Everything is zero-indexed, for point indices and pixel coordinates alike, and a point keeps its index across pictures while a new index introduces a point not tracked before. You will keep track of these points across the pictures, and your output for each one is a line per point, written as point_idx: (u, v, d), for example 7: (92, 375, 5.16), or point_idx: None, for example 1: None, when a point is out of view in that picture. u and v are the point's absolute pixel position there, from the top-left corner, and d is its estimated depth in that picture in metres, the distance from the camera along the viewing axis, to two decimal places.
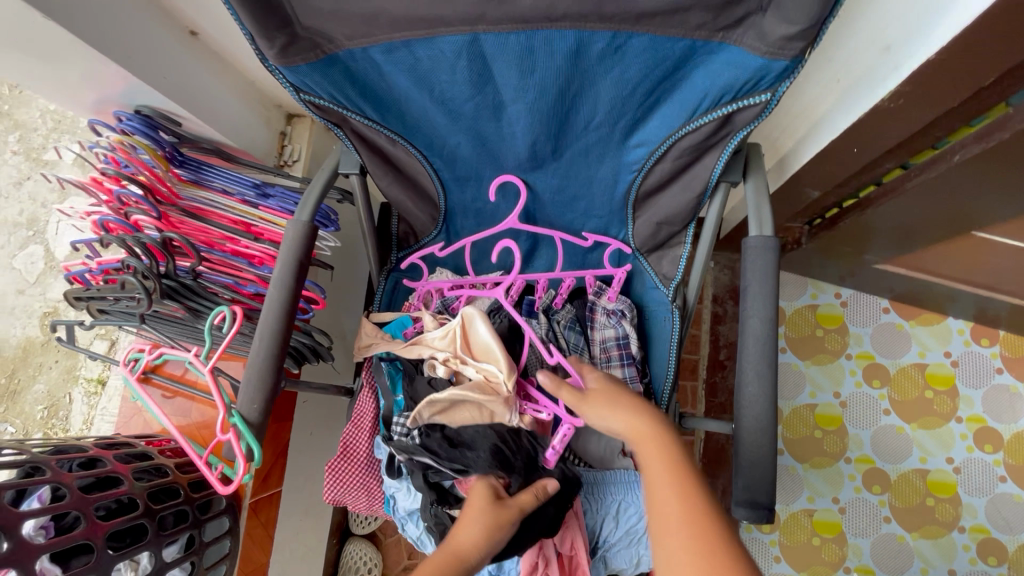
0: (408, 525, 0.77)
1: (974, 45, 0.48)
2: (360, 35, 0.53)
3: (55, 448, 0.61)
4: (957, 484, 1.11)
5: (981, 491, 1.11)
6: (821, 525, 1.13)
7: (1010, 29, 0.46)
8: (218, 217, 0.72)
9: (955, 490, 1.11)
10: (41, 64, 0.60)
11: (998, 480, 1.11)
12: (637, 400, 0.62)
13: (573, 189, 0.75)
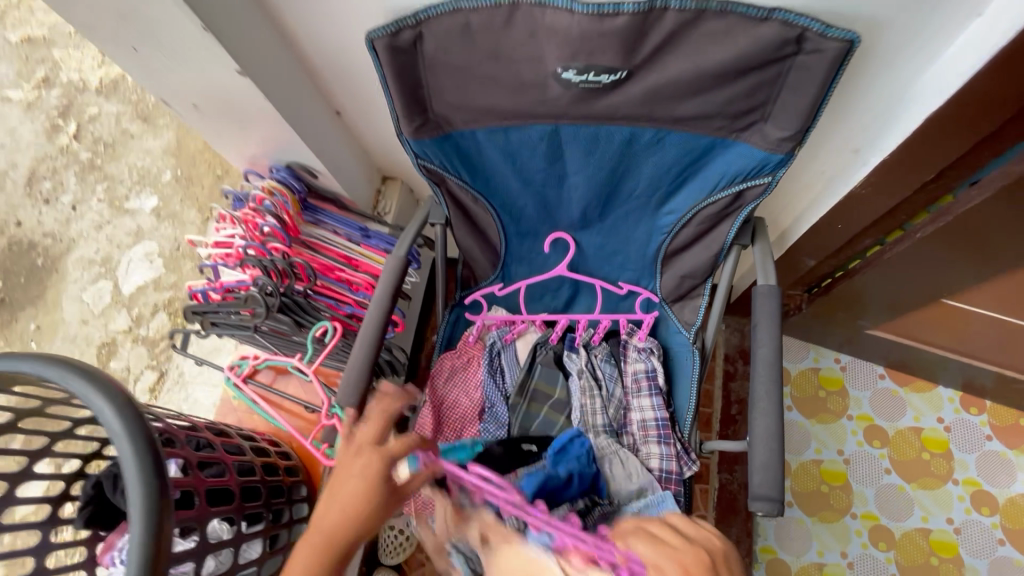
0: None
1: (916, 151, 0.67)
2: (472, 121, 0.74)
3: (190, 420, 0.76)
4: (959, 545, 1.18)
5: (982, 554, 1.17)
6: None
7: (937, 142, 0.65)
8: (329, 253, 0.90)
9: (957, 550, 1.18)
10: (229, 127, 0.79)
11: (997, 543, 1.18)
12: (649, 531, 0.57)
13: (613, 246, 0.93)
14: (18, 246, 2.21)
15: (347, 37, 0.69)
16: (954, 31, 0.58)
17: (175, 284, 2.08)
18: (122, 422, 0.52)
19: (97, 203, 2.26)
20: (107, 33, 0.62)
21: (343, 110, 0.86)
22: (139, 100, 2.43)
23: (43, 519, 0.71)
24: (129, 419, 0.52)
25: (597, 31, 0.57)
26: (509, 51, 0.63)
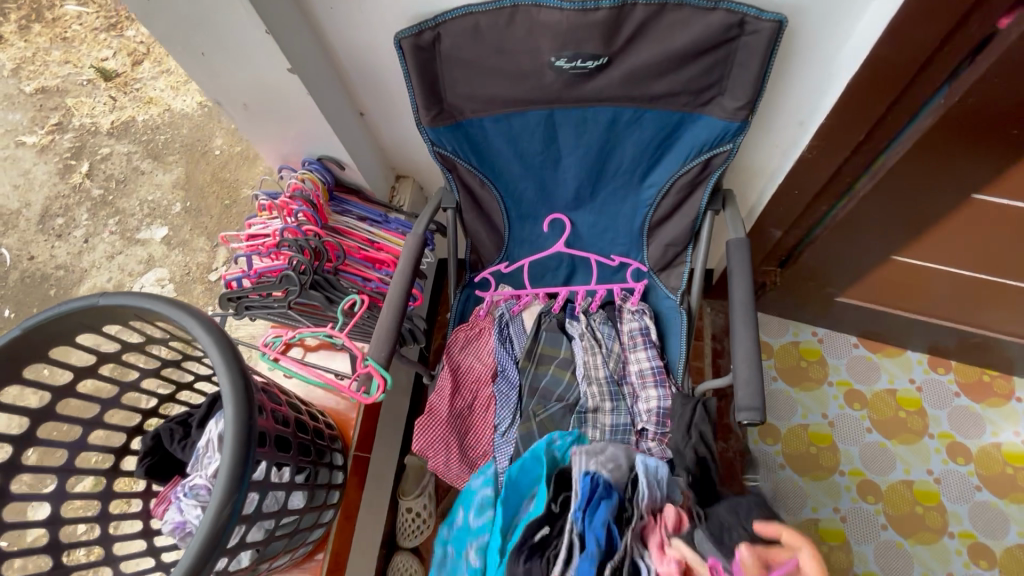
0: None
1: (846, 117, 0.82)
2: (480, 109, 0.87)
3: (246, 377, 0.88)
4: (940, 493, 1.27)
5: (962, 500, 1.26)
6: (827, 533, 1.25)
7: (862, 108, 0.80)
8: (354, 237, 1.02)
9: (939, 499, 1.27)
10: (271, 126, 0.92)
11: (975, 489, 1.27)
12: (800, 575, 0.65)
13: (604, 222, 1.06)
14: (31, 280, 2.29)
15: (374, 44, 0.84)
16: (861, 15, 0.73)
17: None
18: (210, 335, 0.64)
19: (109, 237, 2.36)
20: (182, 41, 0.75)
21: (366, 111, 0.99)
22: (149, 140, 2.58)
23: (107, 467, 0.78)
24: (215, 333, 0.64)
25: (581, 24, 0.72)
26: (511, 46, 0.77)
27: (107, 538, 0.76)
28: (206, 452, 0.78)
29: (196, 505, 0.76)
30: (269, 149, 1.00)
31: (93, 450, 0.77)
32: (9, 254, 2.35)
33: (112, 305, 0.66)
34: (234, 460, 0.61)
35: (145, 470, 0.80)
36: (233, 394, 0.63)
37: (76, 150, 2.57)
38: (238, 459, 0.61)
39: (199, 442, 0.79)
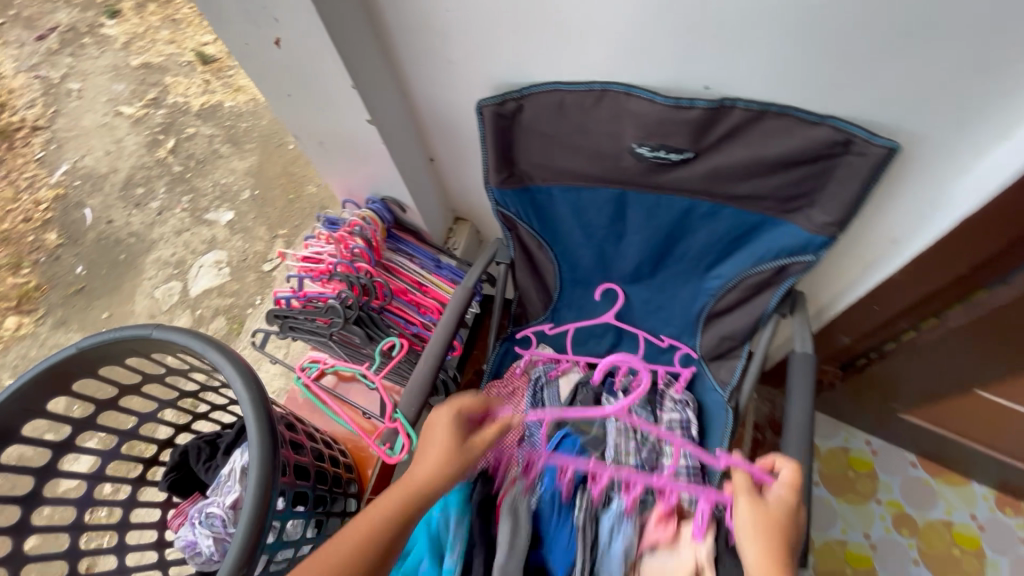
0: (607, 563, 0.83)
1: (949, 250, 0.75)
2: (551, 179, 0.85)
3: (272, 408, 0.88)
4: None
5: None
6: None
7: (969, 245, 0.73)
8: (404, 277, 1.02)
9: None
10: (343, 163, 0.93)
11: None
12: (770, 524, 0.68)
13: (659, 302, 1.02)
14: (105, 242, 2.44)
15: (454, 103, 0.83)
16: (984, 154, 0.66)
17: (236, 292, 2.23)
18: (247, 389, 0.64)
19: (180, 213, 2.49)
20: (271, 81, 0.77)
21: (437, 157, 0.98)
22: (232, 126, 2.71)
23: (134, 476, 0.80)
24: (252, 389, 0.64)
25: (672, 118, 0.69)
26: (592, 126, 0.74)
27: (123, 549, 0.77)
28: (228, 479, 0.78)
29: (210, 536, 0.75)
30: (338, 182, 1.02)
31: (125, 458, 0.78)
32: (90, 215, 2.51)
33: (163, 339, 0.67)
34: (249, 525, 0.59)
35: (168, 483, 0.81)
36: (259, 457, 0.62)
37: (166, 127, 2.73)
38: (251, 524, 0.60)
39: (222, 472, 0.79)
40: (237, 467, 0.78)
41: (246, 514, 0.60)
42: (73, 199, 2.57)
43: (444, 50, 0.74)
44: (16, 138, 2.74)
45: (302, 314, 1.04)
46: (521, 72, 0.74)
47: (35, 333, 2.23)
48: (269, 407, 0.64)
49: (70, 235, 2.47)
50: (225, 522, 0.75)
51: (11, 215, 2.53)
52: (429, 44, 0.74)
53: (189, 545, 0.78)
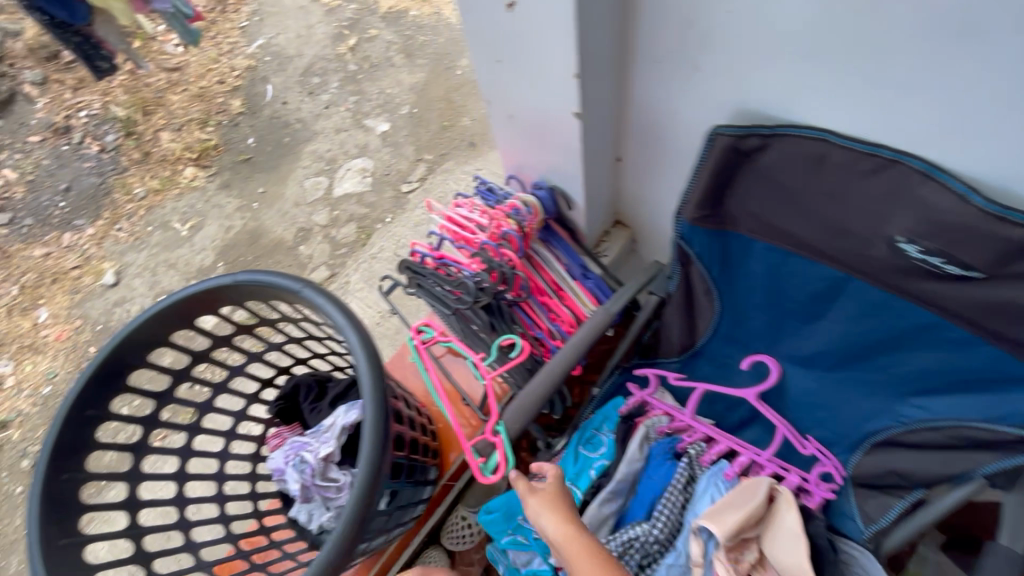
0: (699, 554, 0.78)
1: None
2: (759, 233, 0.70)
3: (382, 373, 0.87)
4: None
5: None
6: None
7: None
8: (545, 275, 0.94)
9: None
10: (525, 140, 0.83)
11: None
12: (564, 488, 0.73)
13: (822, 399, 0.85)
14: (277, 122, 2.62)
15: (679, 113, 0.69)
16: None
17: (372, 204, 2.31)
18: (372, 385, 0.57)
19: (344, 111, 2.58)
20: (485, 40, 0.67)
21: (625, 160, 0.84)
22: (410, 37, 2.71)
23: (248, 393, 0.82)
24: (375, 382, 0.57)
25: (983, 228, 0.50)
26: (851, 198, 0.57)
27: (224, 457, 0.80)
28: (327, 431, 0.79)
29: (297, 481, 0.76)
30: (509, 155, 0.92)
31: (246, 376, 0.80)
32: (270, 92, 2.70)
33: (309, 300, 0.62)
34: (345, 529, 0.55)
35: (275, 408, 0.85)
36: (366, 459, 0.56)
37: (352, 23, 2.80)
38: (348, 529, 0.55)
39: (324, 425, 0.80)
40: (338, 426, 0.78)
41: (345, 516, 0.55)
42: (260, 73, 2.76)
43: (697, 54, 0.60)
44: (228, 4, 2.96)
45: (432, 276, 1.00)
46: (784, 105, 0.58)
47: (204, 187, 2.49)
48: (387, 406, 0.58)
49: (250, 107, 2.68)
50: (314, 473, 0.76)
51: (209, 74, 2.79)
52: (681, 43, 0.59)
53: (279, 471, 0.81)
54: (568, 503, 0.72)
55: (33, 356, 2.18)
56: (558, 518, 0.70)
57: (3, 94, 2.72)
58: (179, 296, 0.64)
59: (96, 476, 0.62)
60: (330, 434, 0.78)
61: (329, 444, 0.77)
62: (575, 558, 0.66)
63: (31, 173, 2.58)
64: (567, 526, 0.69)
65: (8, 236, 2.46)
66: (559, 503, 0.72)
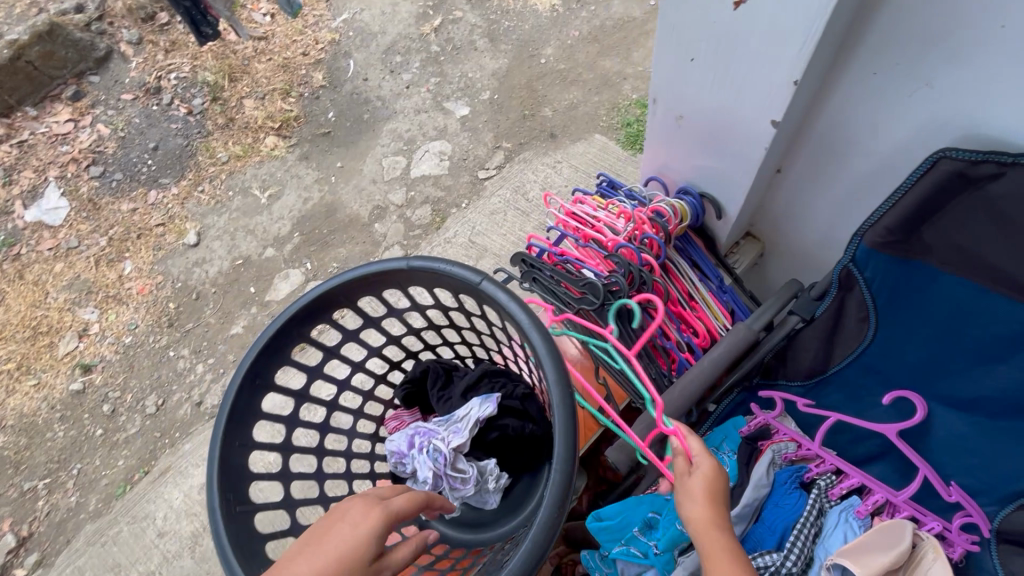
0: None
1: None
2: (952, 265, 0.65)
3: (508, 370, 0.88)
4: None
5: None
6: None
7: None
8: (678, 284, 0.90)
9: None
10: (687, 144, 0.79)
11: None
12: (709, 487, 0.69)
13: (977, 447, 0.77)
14: (357, 98, 2.64)
15: (882, 128, 0.65)
16: None
17: (448, 188, 2.30)
18: (559, 389, 0.59)
19: (424, 92, 2.58)
20: (684, 40, 0.64)
21: (786, 172, 0.80)
22: (495, 21, 2.68)
23: (377, 374, 0.82)
24: (561, 380, 0.59)
25: None
26: None
27: (353, 434, 0.81)
28: (461, 422, 0.82)
29: (431, 468, 0.79)
30: (653, 156, 0.89)
31: (379, 357, 0.80)
32: (352, 68, 2.72)
33: (487, 293, 0.63)
34: (540, 532, 0.57)
35: (404, 389, 0.88)
36: (559, 461, 0.57)
37: (438, 4, 2.79)
38: (545, 529, 0.57)
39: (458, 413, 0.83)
40: (475, 418, 0.81)
41: (542, 516, 0.57)
42: (344, 48, 2.78)
43: (931, 69, 0.55)
44: None
45: (551, 271, 0.94)
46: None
47: (284, 157, 2.53)
48: (573, 407, 0.59)
49: (332, 81, 2.70)
50: (446, 461, 0.79)
51: (294, 45, 2.82)
52: (916, 55, 0.55)
53: (400, 454, 0.84)
54: (715, 495, 0.69)
55: (117, 306, 2.28)
56: (705, 508, 0.68)
57: (101, 51, 2.82)
58: (351, 276, 0.64)
59: (260, 446, 0.64)
60: (465, 424, 0.81)
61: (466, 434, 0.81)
62: (708, 551, 0.66)
63: (123, 130, 2.68)
64: (710, 522, 0.67)
65: (99, 188, 2.56)
66: (708, 492, 0.69)
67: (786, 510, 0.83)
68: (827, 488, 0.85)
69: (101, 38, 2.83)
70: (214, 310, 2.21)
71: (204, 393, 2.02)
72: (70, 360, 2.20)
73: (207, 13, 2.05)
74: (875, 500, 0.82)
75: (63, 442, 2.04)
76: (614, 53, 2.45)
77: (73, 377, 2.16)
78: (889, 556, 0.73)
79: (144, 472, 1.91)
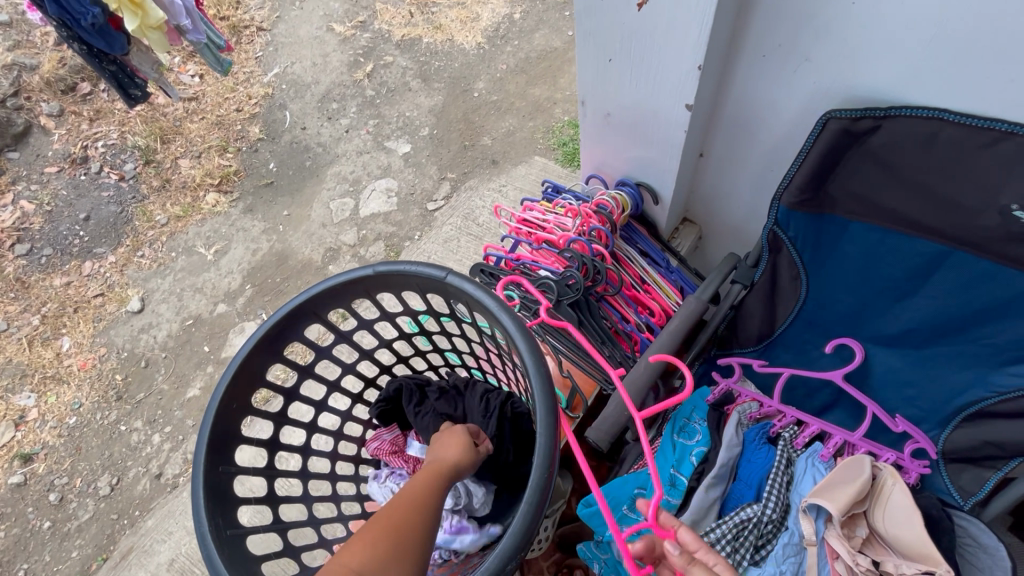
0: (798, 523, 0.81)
1: None
2: (858, 213, 0.75)
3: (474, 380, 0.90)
4: None
5: None
6: None
7: None
8: (629, 270, 0.97)
9: None
10: (618, 138, 0.87)
11: None
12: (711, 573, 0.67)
13: (910, 377, 0.86)
14: (297, 146, 2.66)
15: (780, 102, 0.74)
16: None
17: (399, 223, 2.33)
18: (534, 361, 0.63)
19: (364, 135, 2.63)
20: (599, 45, 0.72)
21: (708, 155, 0.89)
22: (425, 62, 2.79)
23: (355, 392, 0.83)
24: (533, 351, 0.63)
25: None
26: (965, 169, 0.62)
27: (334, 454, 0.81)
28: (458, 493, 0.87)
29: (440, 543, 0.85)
30: (591, 156, 0.97)
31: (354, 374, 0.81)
32: (289, 118, 2.74)
33: (452, 286, 0.67)
34: (534, 497, 0.59)
35: (383, 404, 0.89)
36: (543, 429, 0.61)
37: (367, 51, 2.89)
38: (537, 494, 0.59)
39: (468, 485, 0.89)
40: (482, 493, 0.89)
41: (533, 481, 0.59)
42: (278, 100, 2.81)
43: (807, 46, 0.65)
44: (242, 35, 3.03)
45: (509, 276, 0.98)
46: (891, 89, 0.64)
47: (228, 212, 2.50)
48: (547, 374, 0.63)
49: (270, 132, 2.71)
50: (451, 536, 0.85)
51: (226, 102, 2.82)
52: (793, 36, 0.65)
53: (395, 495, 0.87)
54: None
55: (57, 386, 2.14)
56: None
57: (19, 126, 2.72)
58: (320, 287, 0.67)
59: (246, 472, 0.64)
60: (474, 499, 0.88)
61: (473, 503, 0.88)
62: None
63: (49, 204, 2.57)
64: None
65: (27, 266, 2.43)
66: None
67: (760, 466, 0.88)
68: (791, 439, 0.91)
69: (18, 113, 2.74)
70: (166, 375, 2.10)
71: (163, 464, 1.91)
72: (7, 452, 2.03)
73: (135, 76, 2.05)
74: (836, 442, 0.89)
75: (6, 542, 1.87)
76: (542, 81, 2.60)
77: (12, 470, 2.00)
78: (854, 485, 0.79)
79: (102, 560, 1.76)
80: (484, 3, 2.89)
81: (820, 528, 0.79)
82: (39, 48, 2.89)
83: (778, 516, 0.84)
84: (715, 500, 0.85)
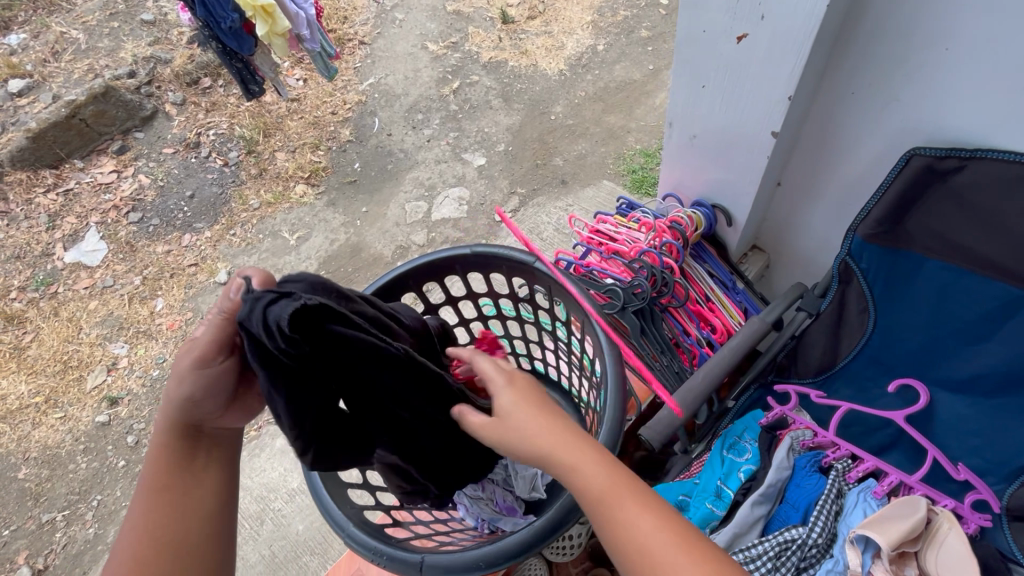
0: (843, 554, 0.81)
1: None
2: (934, 250, 0.76)
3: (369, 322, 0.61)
4: None
5: None
6: None
7: None
8: (696, 286, 1.02)
9: None
10: (700, 160, 0.93)
11: None
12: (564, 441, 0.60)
13: (978, 427, 0.84)
14: (381, 150, 2.86)
15: (864, 138, 0.78)
16: None
17: (466, 230, 2.46)
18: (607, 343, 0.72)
19: (444, 145, 2.80)
20: (695, 72, 0.79)
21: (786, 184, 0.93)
22: (509, 84, 2.95)
23: None
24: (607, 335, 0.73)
25: None
26: None
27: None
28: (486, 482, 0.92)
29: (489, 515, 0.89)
30: (670, 176, 1.03)
31: None
32: (378, 125, 2.96)
33: (540, 272, 0.79)
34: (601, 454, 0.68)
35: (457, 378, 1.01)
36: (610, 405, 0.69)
37: (456, 69, 3.09)
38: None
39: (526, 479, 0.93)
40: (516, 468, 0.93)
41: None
42: (370, 107, 3.04)
43: (897, 88, 0.70)
44: (346, 47, 3.32)
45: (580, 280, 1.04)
46: (978, 132, 0.67)
47: (313, 204, 2.72)
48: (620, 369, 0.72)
49: (359, 136, 2.94)
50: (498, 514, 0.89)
51: (324, 105, 3.08)
52: (884, 77, 0.70)
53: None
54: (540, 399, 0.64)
55: (146, 340, 2.37)
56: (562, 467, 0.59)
57: (147, 110, 3.08)
58: (420, 260, 0.83)
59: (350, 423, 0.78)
60: (522, 487, 0.93)
61: (520, 484, 0.93)
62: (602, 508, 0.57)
63: (162, 180, 2.88)
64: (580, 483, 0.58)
65: (136, 232, 2.72)
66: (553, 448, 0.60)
67: (809, 492, 0.89)
68: (843, 472, 0.92)
69: (149, 99, 3.11)
70: None
71: None
72: (97, 394, 2.27)
73: (255, 74, 2.29)
74: (891, 481, 0.88)
75: (86, 473, 2.08)
76: (618, 110, 2.69)
77: (99, 409, 2.22)
78: (907, 523, 0.79)
79: None
80: (570, 33, 3.04)
81: (868, 561, 0.78)
82: (174, 45, 3.28)
83: (823, 546, 0.84)
84: (756, 516, 0.87)
